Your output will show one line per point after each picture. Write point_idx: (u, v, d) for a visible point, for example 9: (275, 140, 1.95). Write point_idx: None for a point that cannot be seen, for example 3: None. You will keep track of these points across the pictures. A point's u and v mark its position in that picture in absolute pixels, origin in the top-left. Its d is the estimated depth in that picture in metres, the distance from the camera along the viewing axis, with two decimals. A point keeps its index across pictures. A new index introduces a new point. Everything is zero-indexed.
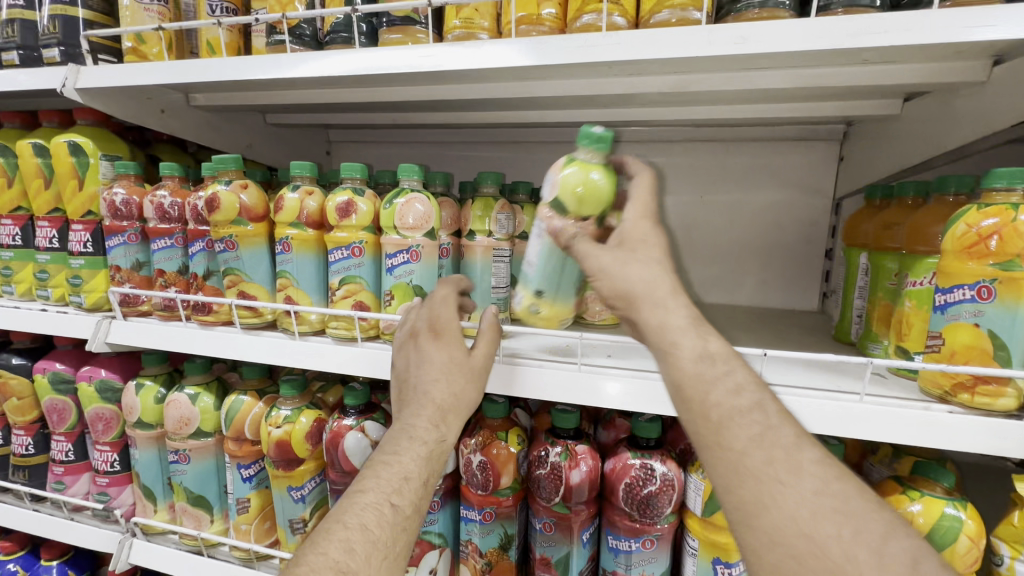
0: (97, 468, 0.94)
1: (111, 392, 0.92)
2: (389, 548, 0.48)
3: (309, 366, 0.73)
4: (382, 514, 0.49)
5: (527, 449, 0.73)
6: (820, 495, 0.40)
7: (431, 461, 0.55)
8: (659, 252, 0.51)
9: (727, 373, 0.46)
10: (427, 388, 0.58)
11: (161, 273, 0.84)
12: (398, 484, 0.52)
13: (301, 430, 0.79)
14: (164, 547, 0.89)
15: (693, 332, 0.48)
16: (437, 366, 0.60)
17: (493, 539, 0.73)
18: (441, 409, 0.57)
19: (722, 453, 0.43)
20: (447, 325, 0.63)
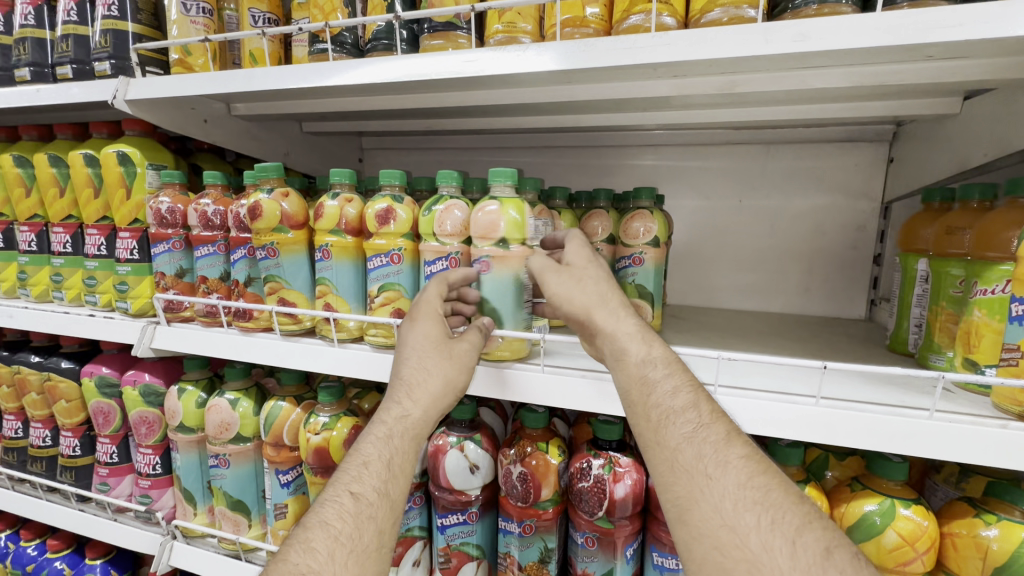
0: (140, 471, 0.96)
1: (154, 396, 0.93)
2: (354, 541, 0.49)
3: (348, 374, 0.73)
4: (340, 506, 0.51)
5: (567, 461, 0.71)
6: (772, 524, 0.42)
7: (393, 442, 0.57)
8: (603, 273, 0.61)
9: (683, 391, 0.52)
10: (399, 367, 0.61)
11: (204, 280, 0.85)
12: (357, 473, 0.53)
13: (338, 437, 0.79)
14: (203, 550, 0.90)
15: (639, 339, 0.56)
16: (412, 347, 0.62)
17: (533, 552, 0.71)
18: (407, 384, 0.60)
19: (682, 478, 0.47)
20: (426, 306, 0.64)
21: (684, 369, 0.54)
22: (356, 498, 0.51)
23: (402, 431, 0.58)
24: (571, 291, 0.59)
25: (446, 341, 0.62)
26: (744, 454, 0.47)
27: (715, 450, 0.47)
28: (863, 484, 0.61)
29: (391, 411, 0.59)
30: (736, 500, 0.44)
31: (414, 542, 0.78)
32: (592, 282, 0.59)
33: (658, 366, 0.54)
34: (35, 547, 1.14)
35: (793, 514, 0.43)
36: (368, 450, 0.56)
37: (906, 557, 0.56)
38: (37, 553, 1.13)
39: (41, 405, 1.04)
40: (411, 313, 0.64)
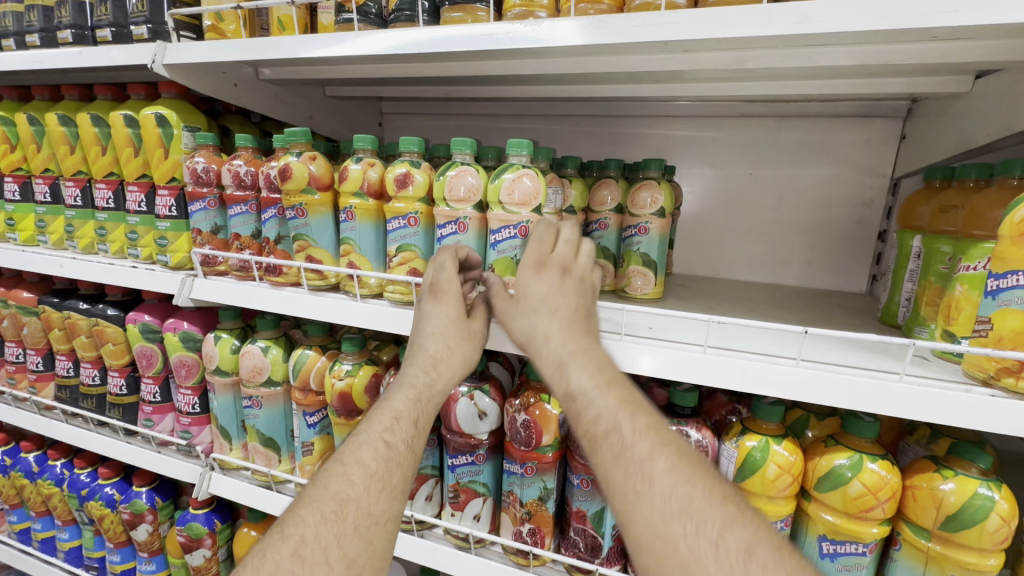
0: (181, 409, 1.06)
1: (193, 342, 1.02)
2: (385, 480, 0.56)
3: (369, 326, 0.79)
4: (376, 451, 0.57)
5: (567, 412, 0.78)
6: (698, 533, 0.44)
7: (420, 405, 0.65)
8: (538, 299, 0.65)
9: (615, 406, 0.53)
10: (423, 342, 0.68)
11: (237, 237, 0.92)
12: (390, 425, 0.61)
13: (360, 382, 0.86)
14: (238, 481, 1.00)
15: (561, 360, 0.59)
16: (434, 322, 0.69)
17: (533, 491, 0.79)
18: (432, 357, 0.67)
19: (617, 496, 0.48)
20: (444, 286, 0.69)
21: (615, 389, 0.55)
22: (388, 446, 0.58)
23: (425, 398, 0.65)
24: (517, 322, 0.65)
25: (464, 322, 0.70)
26: (667, 467, 0.48)
27: (640, 466, 0.48)
28: (837, 441, 0.67)
29: (417, 377, 0.66)
30: (664, 511, 0.45)
31: (427, 479, 0.87)
32: (527, 311, 0.65)
33: (582, 398, 0.55)
34: (88, 474, 1.27)
35: (717, 517, 0.45)
36: (397, 406, 0.63)
37: (868, 505, 0.63)
38: (90, 480, 1.26)
39: (90, 348, 1.14)
40: (436, 291, 0.70)
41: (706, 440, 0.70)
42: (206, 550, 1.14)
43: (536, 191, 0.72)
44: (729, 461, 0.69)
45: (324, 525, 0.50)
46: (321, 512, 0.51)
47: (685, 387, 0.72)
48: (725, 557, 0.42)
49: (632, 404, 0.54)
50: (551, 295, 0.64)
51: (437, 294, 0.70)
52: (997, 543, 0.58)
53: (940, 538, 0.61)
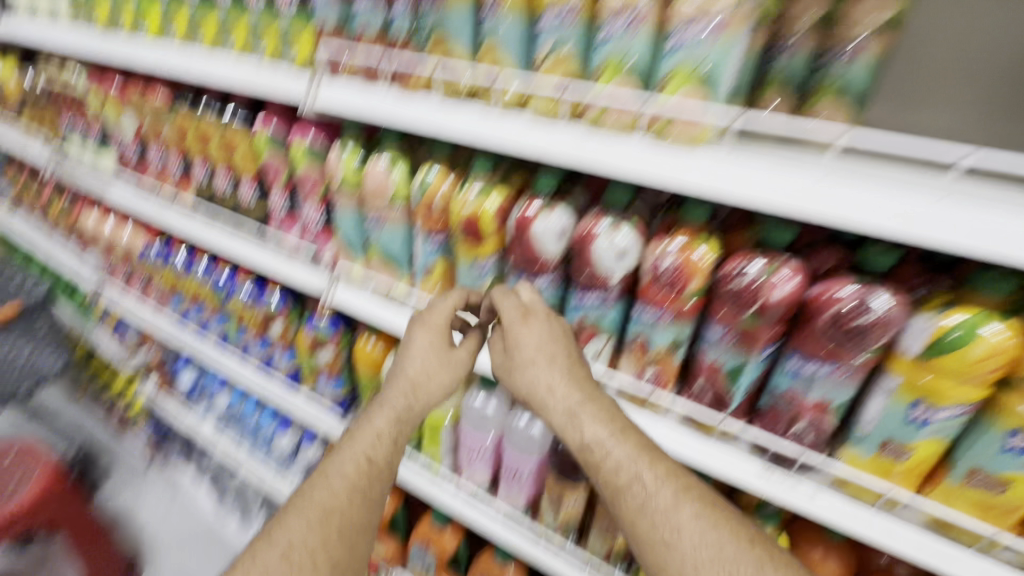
0: (308, 221, 1.11)
1: (318, 154, 1.01)
2: (364, 489, 0.81)
3: (511, 142, 0.71)
4: (356, 466, 0.82)
5: (720, 260, 0.70)
6: (715, 562, 0.58)
7: (396, 424, 0.86)
8: (535, 350, 0.76)
9: (623, 454, 0.67)
10: (408, 366, 0.88)
11: (364, 35, 0.85)
12: (372, 444, 0.84)
13: (491, 207, 0.81)
14: (361, 296, 1.04)
15: (563, 404, 0.73)
16: (420, 348, 0.88)
17: (663, 338, 0.75)
18: (413, 380, 0.87)
19: (651, 544, 0.62)
20: (434, 311, 0.87)
21: (622, 441, 0.68)
22: (367, 461, 0.82)
23: (405, 416, 0.88)
24: (517, 372, 0.77)
25: (449, 352, 0.88)
26: (690, 515, 0.62)
27: (664, 516, 0.62)
28: None
29: (398, 400, 0.87)
30: (699, 559, 0.59)
31: None
32: (523, 370, 0.77)
33: (599, 447, 0.69)
34: (227, 274, 1.41)
35: (747, 563, 0.57)
36: (375, 426, 0.86)
37: None
38: (229, 280, 1.40)
39: (222, 154, 1.18)
40: (422, 320, 0.87)
41: (896, 310, 0.58)
42: (332, 352, 1.28)
43: None
44: (918, 334, 0.58)
45: (309, 530, 0.74)
46: (307, 520, 0.75)
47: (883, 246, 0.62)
48: None
49: (641, 451, 0.67)
50: (546, 352, 0.76)
51: (424, 320, 0.87)
52: None
53: None
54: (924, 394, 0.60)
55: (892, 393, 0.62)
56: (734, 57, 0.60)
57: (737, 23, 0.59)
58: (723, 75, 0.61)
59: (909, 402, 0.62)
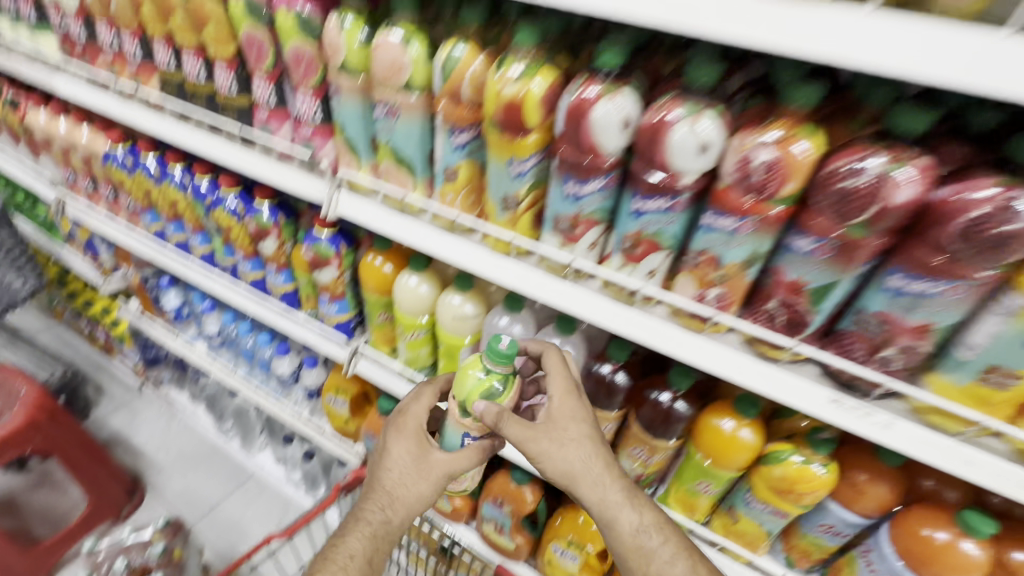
0: (302, 117, 0.92)
1: (312, 28, 0.81)
2: None
3: (576, 8, 0.56)
4: None
5: (825, 157, 0.57)
6: None
7: (375, 539, 0.81)
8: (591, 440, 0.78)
9: (665, 559, 0.79)
10: (383, 476, 0.84)
11: None
12: (344, 562, 0.79)
13: (536, 95, 0.65)
14: (243, 152, 1.02)
15: (626, 507, 0.80)
16: (396, 462, 0.83)
17: (740, 253, 0.64)
18: (390, 495, 0.82)
19: None
20: (411, 413, 0.86)
21: (670, 532, 0.81)
22: None
23: (382, 532, 0.81)
24: (557, 449, 0.77)
25: (425, 459, 0.83)
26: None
27: None
28: None
29: (374, 515, 0.82)
30: None
31: (595, 225, 0.73)
32: (587, 454, 0.78)
33: (652, 535, 0.80)
34: (208, 184, 1.23)
35: None
36: (353, 545, 0.81)
37: None
38: (211, 190, 1.23)
39: (190, 32, 0.96)
40: (397, 427, 0.85)
41: None
42: (334, 271, 1.14)
43: None
44: None
45: None
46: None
47: None
48: None
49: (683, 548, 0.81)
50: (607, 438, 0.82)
51: (400, 427, 0.85)
52: None
53: None
54: None
55: (1014, 316, 0.53)
56: None
57: None
58: None
59: None
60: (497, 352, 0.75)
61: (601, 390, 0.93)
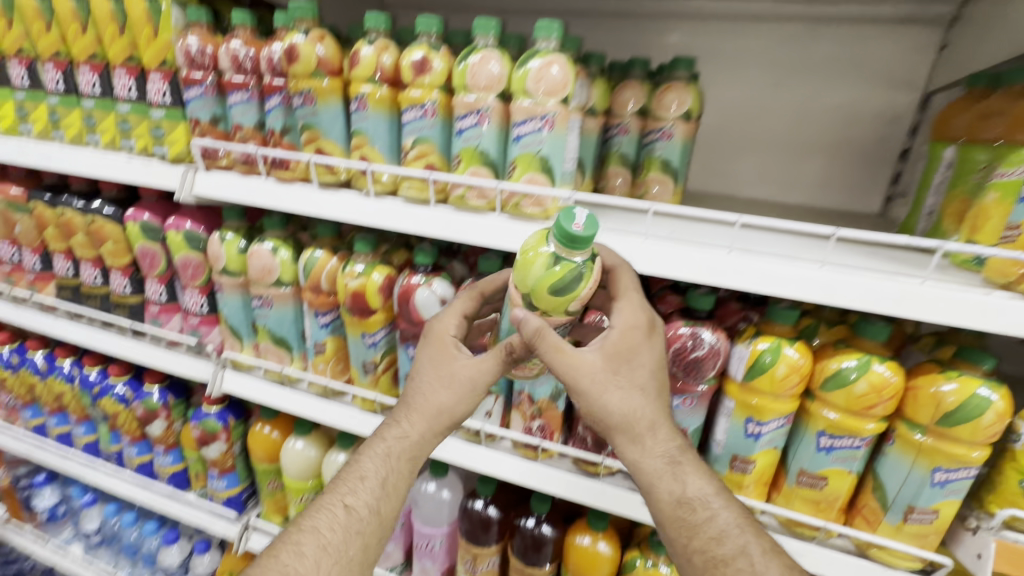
0: (189, 309, 1.05)
1: (198, 242, 0.99)
2: (339, 553, 0.67)
3: (388, 226, 0.77)
4: (332, 517, 0.68)
5: (582, 315, 0.79)
6: None
7: (387, 460, 0.70)
8: (641, 384, 0.63)
9: (717, 538, 0.61)
10: (414, 391, 0.72)
11: (239, 128, 0.86)
12: (350, 488, 0.70)
13: (375, 284, 0.84)
14: (132, 343, 1.11)
15: (669, 476, 0.63)
16: (430, 373, 0.72)
17: (545, 390, 0.81)
18: (410, 407, 0.71)
19: None
20: (444, 335, 0.73)
21: (726, 505, 0.63)
22: (346, 511, 0.69)
23: (397, 450, 0.70)
24: (598, 392, 0.62)
25: (457, 368, 0.71)
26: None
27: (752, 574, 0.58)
28: (848, 344, 0.69)
29: (392, 432, 0.72)
30: None
31: None
32: (636, 400, 0.63)
33: (701, 507, 0.62)
34: (97, 374, 1.28)
35: None
36: (365, 465, 0.70)
37: (871, 402, 0.65)
38: (100, 379, 1.27)
39: (89, 247, 1.10)
40: (430, 339, 0.73)
41: (720, 342, 0.70)
42: (222, 445, 1.18)
43: (586, 91, 0.76)
44: (739, 362, 0.70)
45: None
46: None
47: (704, 291, 0.73)
48: None
49: (745, 523, 0.62)
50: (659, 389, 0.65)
51: (436, 340, 0.73)
52: (987, 438, 0.62)
53: (932, 432, 0.64)
54: (753, 411, 0.71)
55: (732, 414, 0.73)
56: (565, 139, 0.70)
57: (561, 122, 0.69)
58: (559, 150, 0.71)
59: (745, 420, 0.72)
60: (569, 236, 0.59)
61: (478, 526, 1.00)
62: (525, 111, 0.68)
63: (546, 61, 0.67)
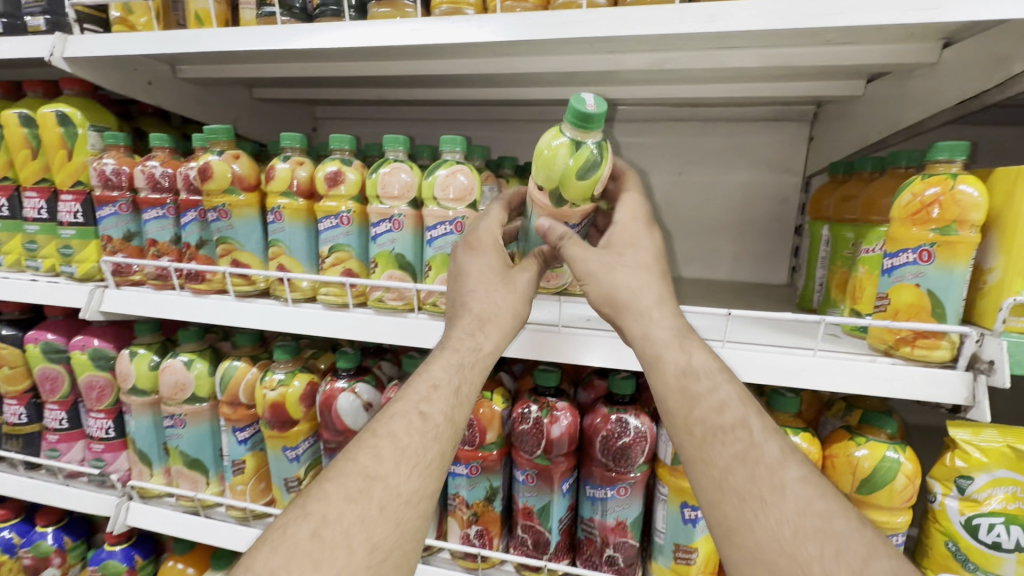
0: (92, 435, 0.96)
1: (105, 360, 0.93)
2: (419, 456, 0.52)
3: (305, 332, 0.76)
4: (409, 423, 0.53)
5: (510, 409, 0.77)
6: (837, 561, 0.42)
7: (463, 371, 0.57)
8: (647, 263, 0.57)
9: (715, 408, 0.50)
10: (466, 300, 0.61)
11: (153, 243, 0.85)
12: (427, 394, 0.55)
13: (295, 392, 0.81)
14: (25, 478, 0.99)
15: (677, 345, 0.53)
16: (475, 278, 0.62)
17: (479, 491, 0.77)
18: (479, 316, 0.60)
19: (735, 498, 0.46)
20: (482, 239, 0.64)
21: (731, 378, 0.52)
22: (423, 417, 0.54)
23: (473, 361, 0.58)
24: (606, 272, 0.56)
25: (503, 271, 0.63)
26: (800, 475, 0.46)
27: (768, 470, 0.47)
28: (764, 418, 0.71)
29: (463, 342, 0.58)
30: (796, 528, 0.44)
31: None
32: (633, 273, 0.56)
33: (703, 377, 0.51)
34: None
35: (857, 544, 0.43)
36: (438, 372, 0.56)
37: None
38: None
39: None
40: (471, 242, 0.64)
41: (645, 426, 0.70)
42: None
43: (496, 193, 0.81)
44: (666, 445, 0.70)
45: (347, 505, 0.48)
46: (346, 491, 0.49)
47: (624, 375, 0.73)
48: (845, 555, 0.42)
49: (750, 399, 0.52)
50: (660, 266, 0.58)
51: (473, 246, 0.64)
52: (904, 501, 0.63)
53: (856, 500, 0.65)
54: (687, 495, 0.70)
55: (667, 500, 0.72)
56: None
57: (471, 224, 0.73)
58: None
59: (681, 505, 0.71)
60: (584, 116, 0.55)
61: None
62: (436, 216, 0.72)
63: (452, 170, 0.72)
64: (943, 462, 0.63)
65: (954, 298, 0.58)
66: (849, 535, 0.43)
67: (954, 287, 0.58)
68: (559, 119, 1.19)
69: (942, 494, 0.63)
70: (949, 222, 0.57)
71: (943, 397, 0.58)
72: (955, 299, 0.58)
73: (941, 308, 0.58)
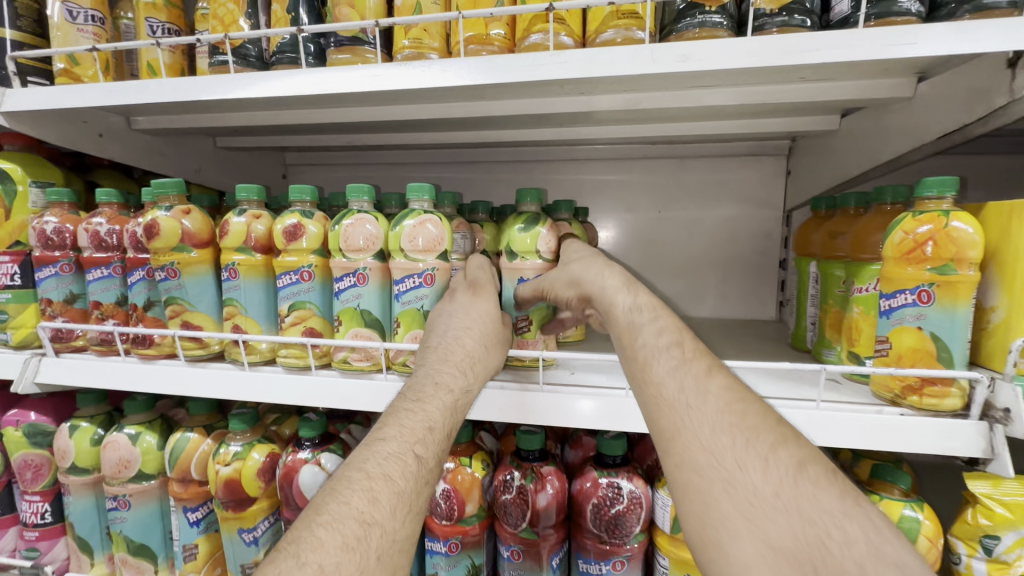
0: (25, 521, 0.85)
1: (43, 436, 0.84)
2: (414, 500, 0.46)
3: (262, 400, 0.69)
4: (406, 465, 0.47)
5: (491, 475, 0.71)
6: (749, 448, 0.43)
7: (453, 416, 0.54)
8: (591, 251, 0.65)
9: (656, 334, 0.54)
10: (458, 337, 0.60)
11: (97, 306, 0.78)
12: (420, 436, 0.50)
13: (253, 466, 0.73)
14: None
15: (624, 291, 0.59)
16: (469, 318, 0.63)
17: (460, 571, 0.69)
18: (470, 358, 0.59)
19: (667, 407, 0.48)
20: (483, 283, 0.68)
21: (670, 312, 0.56)
22: (419, 459, 0.48)
23: (460, 408, 0.56)
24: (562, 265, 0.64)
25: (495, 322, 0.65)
26: (724, 384, 0.49)
27: (697, 380, 0.49)
28: None
29: (452, 381, 0.57)
30: (714, 425, 0.45)
31: None
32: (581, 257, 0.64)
33: (645, 311, 0.56)
34: None
35: (769, 434, 0.44)
36: (433, 414, 0.52)
37: None
38: None
39: None
40: (474, 288, 0.67)
41: (639, 490, 0.64)
42: None
43: (469, 240, 0.77)
44: (664, 511, 0.64)
45: (345, 553, 0.39)
46: (343, 535, 0.40)
47: (614, 434, 0.67)
48: (755, 445, 0.44)
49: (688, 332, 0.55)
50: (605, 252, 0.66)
51: (474, 289, 0.67)
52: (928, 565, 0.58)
53: None
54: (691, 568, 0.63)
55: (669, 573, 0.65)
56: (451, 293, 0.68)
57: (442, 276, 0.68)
58: None
59: None
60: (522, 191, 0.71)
61: None
62: (405, 268, 0.67)
63: (421, 219, 0.67)
64: (965, 520, 0.58)
65: (960, 341, 0.54)
66: (763, 430, 0.45)
67: (958, 329, 0.54)
68: (534, 160, 1.17)
69: (968, 555, 0.58)
70: (946, 260, 0.54)
71: (959, 450, 0.53)
72: (960, 341, 0.54)
73: (946, 352, 0.54)
